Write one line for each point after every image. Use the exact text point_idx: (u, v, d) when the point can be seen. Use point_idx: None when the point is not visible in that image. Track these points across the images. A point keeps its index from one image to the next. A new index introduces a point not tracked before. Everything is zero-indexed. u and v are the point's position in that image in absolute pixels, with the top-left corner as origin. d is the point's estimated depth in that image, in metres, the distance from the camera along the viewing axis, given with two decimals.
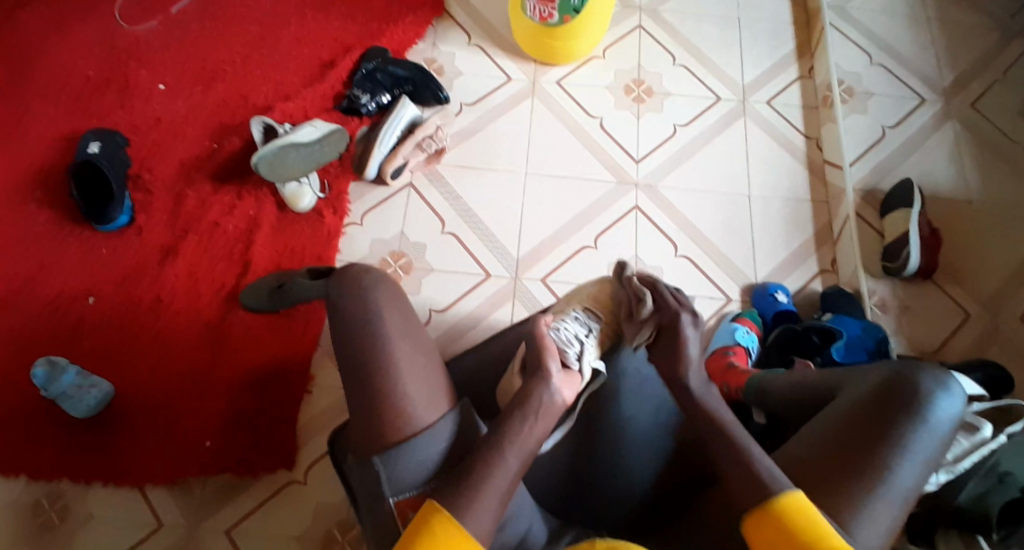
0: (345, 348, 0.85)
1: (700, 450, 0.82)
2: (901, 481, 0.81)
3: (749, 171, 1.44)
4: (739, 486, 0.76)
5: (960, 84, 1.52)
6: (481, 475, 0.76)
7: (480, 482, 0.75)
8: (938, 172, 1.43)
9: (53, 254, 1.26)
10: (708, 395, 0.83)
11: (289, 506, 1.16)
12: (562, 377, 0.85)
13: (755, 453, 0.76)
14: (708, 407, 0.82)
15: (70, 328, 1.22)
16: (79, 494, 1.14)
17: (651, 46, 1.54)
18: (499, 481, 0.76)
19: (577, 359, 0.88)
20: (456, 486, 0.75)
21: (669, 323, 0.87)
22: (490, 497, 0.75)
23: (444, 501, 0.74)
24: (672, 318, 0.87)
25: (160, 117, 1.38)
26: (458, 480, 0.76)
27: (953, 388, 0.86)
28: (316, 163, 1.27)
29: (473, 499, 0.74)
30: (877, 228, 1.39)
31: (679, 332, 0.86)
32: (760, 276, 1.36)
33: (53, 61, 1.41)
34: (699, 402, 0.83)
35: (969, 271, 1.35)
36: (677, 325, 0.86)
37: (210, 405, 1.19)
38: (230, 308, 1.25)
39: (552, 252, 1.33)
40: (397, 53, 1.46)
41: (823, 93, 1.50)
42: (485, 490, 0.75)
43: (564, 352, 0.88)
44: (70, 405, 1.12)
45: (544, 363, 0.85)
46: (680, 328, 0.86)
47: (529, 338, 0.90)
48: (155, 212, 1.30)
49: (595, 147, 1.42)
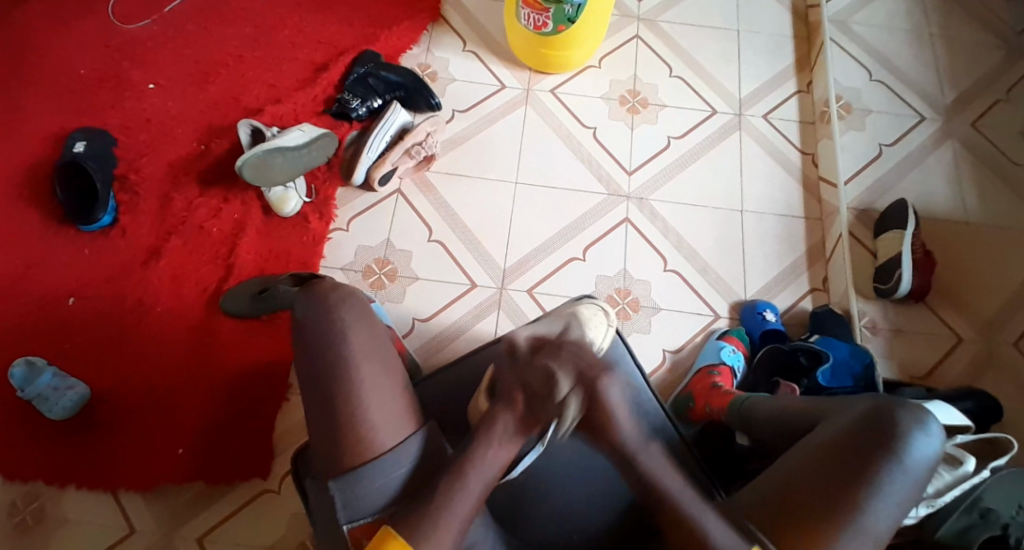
0: (308, 368, 0.86)
1: (660, 484, 0.81)
2: (871, 524, 0.80)
3: (742, 186, 1.42)
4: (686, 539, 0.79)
5: (961, 103, 1.49)
6: (438, 503, 0.77)
7: (439, 510, 0.76)
8: (935, 193, 1.41)
9: (37, 253, 1.26)
10: (645, 456, 0.81)
11: (263, 514, 1.15)
12: (517, 424, 0.81)
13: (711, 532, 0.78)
14: (652, 477, 0.81)
15: (51, 328, 1.21)
16: (54, 497, 1.13)
17: (647, 57, 1.52)
18: (459, 508, 0.77)
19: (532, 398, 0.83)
20: (414, 513, 0.76)
21: (589, 380, 0.78)
22: (449, 527, 0.76)
23: (400, 528, 0.75)
24: (591, 383, 0.78)
25: (149, 116, 1.37)
26: (413, 510, 0.77)
27: (932, 426, 0.84)
28: (302, 168, 1.26)
29: (427, 528, 0.75)
30: (870, 248, 1.37)
31: (604, 393, 0.78)
32: (749, 294, 1.34)
33: (45, 57, 1.41)
34: (640, 467, 0.81)
35: (964, 295, 1.33)
36: (595, 384, 0.78)
37: (188, 409, 1.18)
38: (212, 311, 1.24)
39: (539, 263, 1.31)
40: (390, 57, 1.45)
41: (821, 108, 1.48)
42: (442, 520, 0.76)
43: (521, 396, 0.82)
44: (44, 409, 1.13)
45: (512, 393, 0.81)
46: (605, 390, 0.78)
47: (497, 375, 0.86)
48: (140, 212, 1.30)
49: (587, 158, 1.41)
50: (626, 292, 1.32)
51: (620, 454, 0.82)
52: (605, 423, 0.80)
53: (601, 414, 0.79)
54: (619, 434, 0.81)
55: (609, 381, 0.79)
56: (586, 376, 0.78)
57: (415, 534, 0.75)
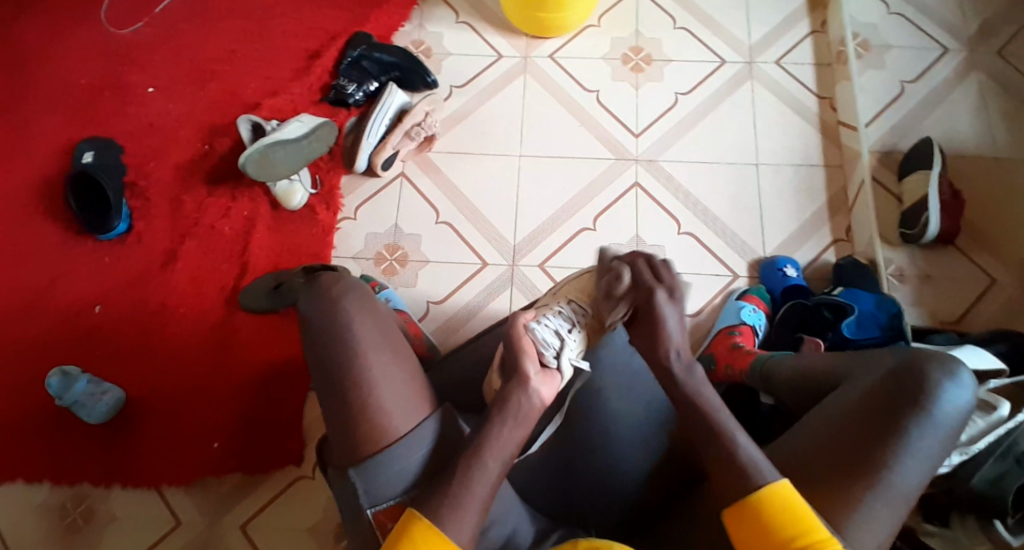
0: (318, 362, 0.87)
1: None
2: (903, 482, 0.76)
3: (757, 138, 1.37)
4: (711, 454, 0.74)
5: (987, 28, 1.41)
6: (460, 481, 0.76)
7: (460, 492, 0.75)
8: (962, 128, 1.33)
9: (60, 265, 1.30)
10: (667, 410, 0.79)
11: (301, 499, 1.18)
12: (539, 376, 0.82)
13: (739, 443, 0.73)
14: (691, 391, 0.77)
15: (81, 337, 1.25)
16: (102, 497, 1.18)
17: (648, 10, 1.46)
18: (480, 489, 0.76)
19: (555, 358, 0.85)
20: (437, 496, 0.75)
21: (644, 295, 0.81)
22: (471, 509, 0.75)
23: (424, 510, 0.75)
24: (646, 296, 0.81)
25: (152, 120, 1.38)
26: (433, 492, 0.76)
27: (963, 378, 0.80)
28: (305, 159, 1.26)
29: (450, 508, 0.74)
30: (894, 192, 1.31)
31: (656, 309, 0.80)
32: (769, 251, 1.30)
33: (47, 70, 1.43)
34: (682, 387, 0.78)
35: (997, 234, 1.27)
36: (651, 298, 0.80)
37: (218, 405, 1.21)
38: (231, 309, 1.27)
39: (550, 236, 1.30)
40: (383, 37, 1.42)
41: (837, 48, 1.41)
42: (464, 502, 0.75)
43: (540, 352, 0.85)
44: (84, 414, 1.17)
45: (521, 365, 0.82)
46: (657, 304, 0.80)
47: (506, 339, 0.86)
48: (153, 217, 1.32)
49: (593, 124, 1.37)
50: None
51: (666, 377, 0.79)
52: (653, 329, 0.80)
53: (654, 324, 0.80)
54: (667, 346, 0.79)
55: (665, 299, 0.80)
56: (642, 288, 0.81)
57: (438, 516, 0.74)
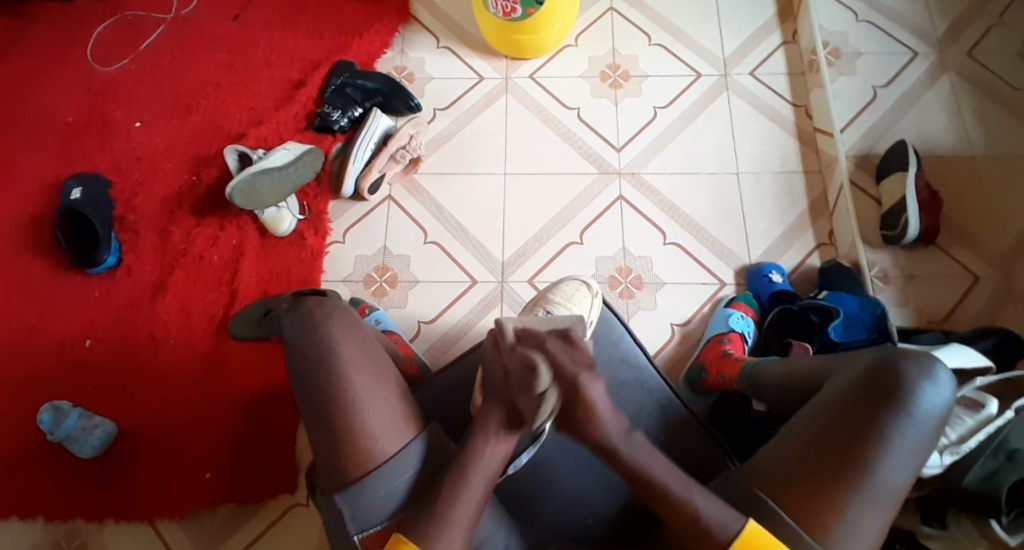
0: (302, 383, 0.87)
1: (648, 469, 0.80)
2: (885, 483, 0.78)
3: (736, 147, 1.39)
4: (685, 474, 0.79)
5: (953, 32, 1.45)
6: (447, 502, 0.77)
7: (447, 512, 0.76)
8: (935, 130, 1.37)
9: (50, 300, 1.30)
10: None
11: (296, 527, 1.17)
12: (524, 391, 0.82)
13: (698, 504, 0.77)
14: (637, 464, 0.80)
15: (71, 371, 1.25)
16: (95, 533, 1.17)
17: (624, 28, 1.50)
18: (465, 507, 0.77)
19: None
20: (423, 516, 0.76)
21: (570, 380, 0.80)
22: (457, 529, 0.76)
23: (410, 534, 0.75)
24: (572, 384, 0.80)
25: (139, 154, 1.40)
26: (422, 512, 0.77)
27: (940, 375, 0.81)
28: (293, 185, 1.27)
29: (438, 530, 0.75)
30: (874, 195, 1.34)
31: (585, 390, 0.80)
32: (753, 258, 1.32)
33: (33, 109, 1.44)
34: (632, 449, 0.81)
35: (976, 232, 1.29)
36: (579, 386, 0.80)
37: (210, 435, 1.21)
38: (221, 337, 1.27)
39: (538, 251, 1.31)
40: (365, 64, 1.45)
41: (809, 57, 1.44)
42: (450, 522, 0.76)
43: (513, 393, 0.82)
44: (76, 449, 1.16)
45: (505, 382, 0.82)
46: (586, 388, 0.81)
47: (484, 364, 0.88)
48: (142, 249, 1.33)
49: (575, 140, 1.40)
50: (628, 270, 1.31)
51: (603, 449, 0.82)
52: (585, 412, 0.81)
53: (584, 411, 0.81)
54: (603, 428, 0.81)
55: (590, 378, 0.81)
56: (566, 377, 0.80)
57: (425, 538, 0.75)
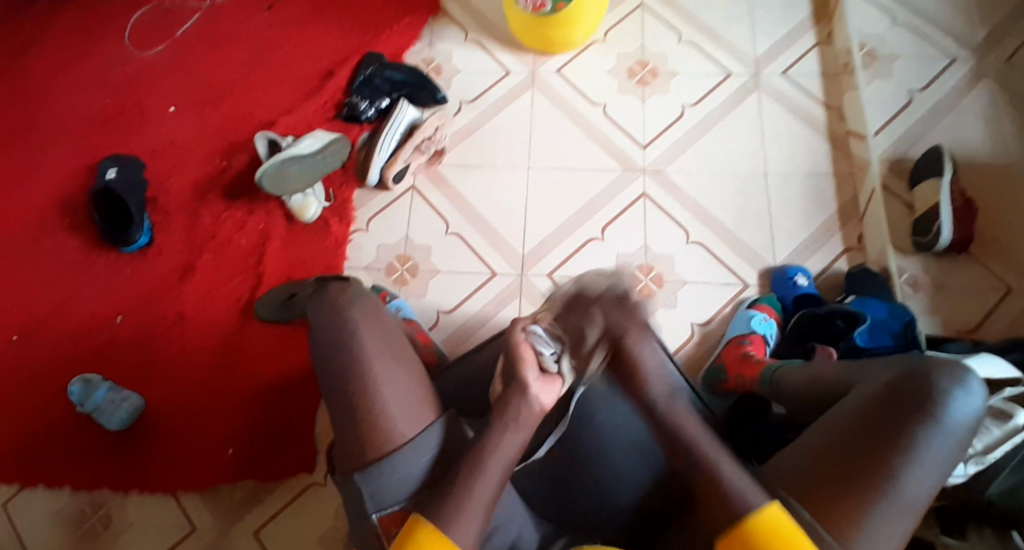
0: (326, 367, 0.89)
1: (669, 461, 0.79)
2: (912, 490, 0.75)
3: (764, 148, 1.37)
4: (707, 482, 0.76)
5: (994, 37, 1.41)
6: (463, 487, 0.77)
7: (462, 497, 0.76)
8: (972, 136, 1.33)
9: (83, 278, 1.34)
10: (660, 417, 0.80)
11: (312, 506, 1.19)
12: (540, 383, 0.83)
13: (724, 477, 0.75)
14: (674, 422, 0.81)
15: (101, 347, 1.29)
16: (119, 502, 1.20)
17: (653, 25, 1.49)
18: (482, 492, 0.77)
19: (555, 361, 0.84)
20: (440, 499, 0.76)
21: (616, 338, 0.83)
22: (473, 514, 0.75)
23: (426, 516, 0.75)
24: (619, 341, 0.83)
25: (174, 139, 1.43)
26: (438, 496, 0.77)
27: (972, 385, 0.79)
28: (320, 172, 1.30)
29: (455, 514, 0.75)
30: (906, 201, 1.31)
31: (633, 349, 0.83)
32: (779, 260, 1.30)
33: (75, 93, 1.49)
34: None
35: (1013, 242, 1.25)
36: (625, 344, 0.83)
37: (231, 415, 1.23)
38: (246, 319, 1.29)
39: (558, 246, 1.31)
40: (394, 56, 1.47)
41: (843, 58, 1.42)
42: (465, 505, 0.76)
43: (539, 356, 0.84)
44: (104, 421, 1.20)
45: (520, 372, 0.82)
46: (632, 346, 0.83)
47: (506, 348, 0.86)
48: (173, 231, 1.36)
49: (600, 137, 1.39)
50: (649, 268, 1.30)
51: (647, 408, 0.83)
52: (632, 371, 0.83)
53: (633, 370, 0.83)
54: (647, 387, 0.83)
55: (638, 339, 0.84)
56: (616, 330, 0.83)
57: (442, 520, 0.74)
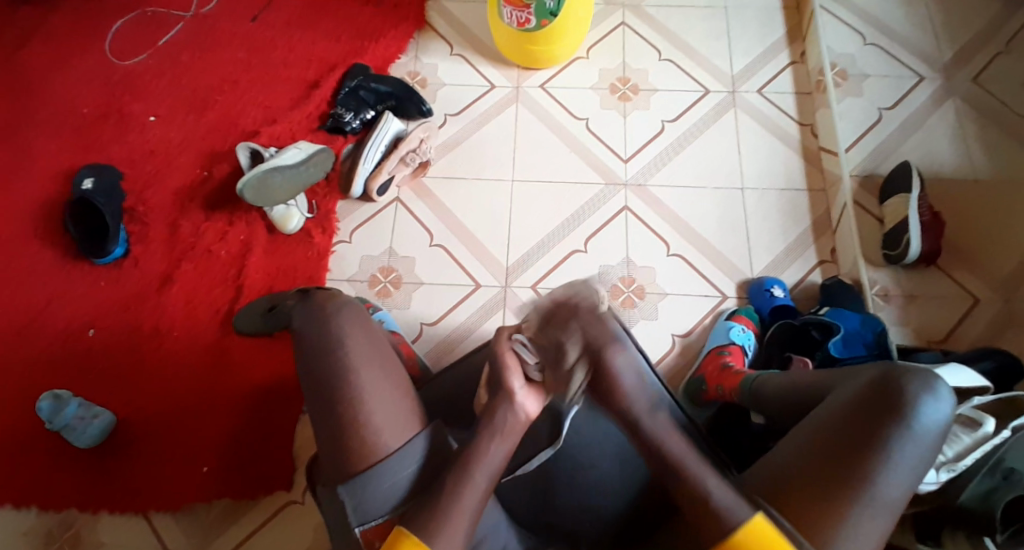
0: (310, 376, 0.88)
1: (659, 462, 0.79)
2: (886, 493, 0.77)
3: (742, 162, 1.41)
4: (689, 491, 0.77)
5: (960, 59, 1.47)
6: (449, 498, 0.77)
7: (448, 507, 0.76)
8: (939, 153, 1.38)
9: (57, 288, 1.31)
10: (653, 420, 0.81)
11: (289, 525, 1.17)
12: (524, 391, 0.83)
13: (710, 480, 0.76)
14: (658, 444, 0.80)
15: (74, 359, 1.25)
16: (89, 523, 1.17)
17: (635, 42, 1.52)
18: (467, 503, 0.77)
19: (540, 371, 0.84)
20: (426, 511, 0.76)
21: (596, 352, 0.79)
22: (458, 525, 0.76)
23: (412, 527, 0.75)
24: (598, 356, 0.79)
25: (152, 147, 1.41)
26: (423, 506, 0.77)
27: (941, 391, 0.82)
28: (302, 184, 1.29)
29: (441, 524, 0.75)
30: (877, 215, 1.35)
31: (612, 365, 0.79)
32: (756, 272, 1.33)
33: (50, 99, 1.46)
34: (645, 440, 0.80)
35: (979, 256, 1.30)
36: (603, 355, 0.79)
37: (210, 429, 1.21)
38: (226, 330, 1.27)
39: (543, 257, 1.32)
40: (379, 68, 1.47)
41: (816, 77, 1.47)
42: (450, 516, 0.76)
43: (524, 365, 0.84)
44: (72, 439, 1.17)
45: (506, 380, 0.83)
46: (611, 360, 0.79)
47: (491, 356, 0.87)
48: (151, 241, 1.34)
49: (583, 150, 1.41)
50: (631, 280, 1.32)
51: (627, 422, 0.82)
52: (609, 386, 0.80)
53: (609, 382, 0.80)
54: (625, 400, 0.81)
55: (616, 352, 0.79)
56: (593, 346, 0.78)
57: (427, 531, 0.75)
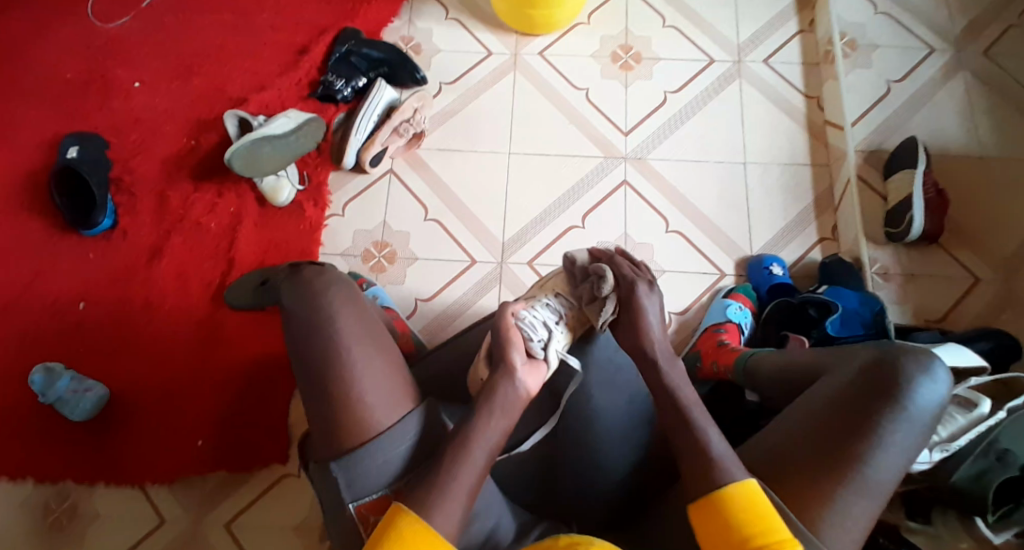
0: (302, 353, 0.86)
1: None
2: (879, 473, 0.76)
3: (745, 136, 1.38)
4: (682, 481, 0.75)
5: (973, 29, 1.42)
6: (448, 473, 0.75)
7: (445, 483, 0.74)
8: (946, 128, 1.35)
9: (45, 261, 1.29)
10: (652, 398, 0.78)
11: (286, 497, 1.18)
12: (525, 368, 0.82)
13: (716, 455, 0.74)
14: None
15: (65, 333, 1.24)
16: (86, 495, 1.17)
17: (638, 8, 1.47)
18: (466, 477, 0.75)
19: (542, 349, 0.85)
20: (424, 484, 0.74)
21: (629, 287, 0.88)
22: (457, 499, 0.73)
23: (410, 502, 0.73)
24: (629, 289, 0.88)
25: (138, 115, 1.37)
26: (422, 481, 0.75)
27: (937, 372, 0.80)
28: (293, 154, 1.25)
29: (439, 499, 0.73)
30: (880, 192, 1.32)
31: (639, 302, 0.87)
32: (755, 249, 1.31)
33: (32, 64, 1.41)
34: (647, 405, 0.79)
35: (981, 234, 1.29)
36: (634, 287, 0.88)
37: (202, 403, 1.21)
38: (217, 305, 1.26)
39: (539, 233, 1.30)
40: (371, 32, 1.42)
41: (824, 47, 1.42)
42: (448, 491, 0.74)
43: (528, 342, 0.85)
44: (67, 412, 1.16)
45: (509, 356, 0.82)
46: (640, 299, 0.87)
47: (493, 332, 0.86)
48: (139, 212, 1.31)
49: (582, 122, 1.37)
50: None
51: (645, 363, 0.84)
52: (635, 320, 0.86)
53: (634, 312, 0.87)
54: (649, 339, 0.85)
55: (646, 291, 0.88)
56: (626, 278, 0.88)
57: (425, 506, 0.72)
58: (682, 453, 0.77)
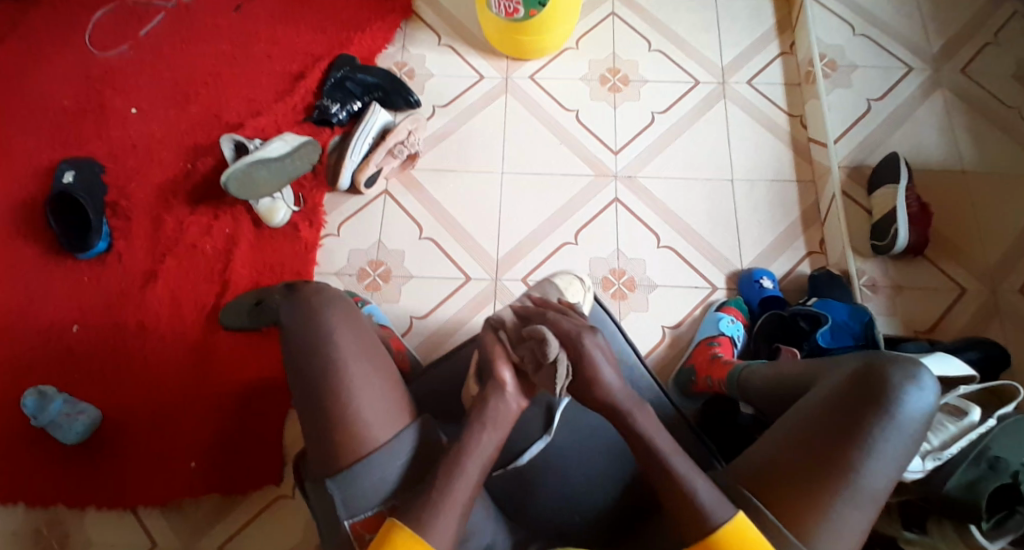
0: (298, 369, 0.86)
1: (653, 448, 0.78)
2: (868, 483, 0.76)
3: (731, 153, 1.41)
4: (673, 493, 0.75)
5: (948, 50, 1.48)
6: (441, 487, 0.75)
7: (440, 499, 0.74)
8: (927, 144, 1.39)
9: (40, 284, 1.29)
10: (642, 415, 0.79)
11: (280, 519, 1.16)
12: (514, 384, 0.82)
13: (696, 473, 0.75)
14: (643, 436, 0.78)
15: (58, 356, 1.24)
16: (77, 521, 1.16)
17: (624, 33, 1.51)
18: (460, 493, 0.75)
19: (528, 360, 0.84)
20: (420, 501, 0.74)
21: (573, 338, 0.81)
22: (452, 512, 0.73)
23: (403, 517, 0.73)
24: (574, 340, 0.81)
25: (136, 141, 1.39)
26: (416, 499, 0.74)
27: (925, 380, 0.80)
28: (289, 176, 1.27)
29: (434, 514, 0.73)
30: (866, 206, 1.35)
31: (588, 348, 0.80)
32: (745, 264, 1.33)
33: (32, 92, 1.44)
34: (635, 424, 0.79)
35: (965, 247, 1.31)
36: (580, 340, 0.81)
37: (194, 427, 1.19)
38: (212, 327, 1.26)
39: (532, 251, 1.31)
40: (366, 58, 1.45)
41: (805, 68, 1.47)
42: (444, 505, 0.74)
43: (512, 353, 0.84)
44: (60, 435, 1.15)
45: (497, 369, 0.82)
46: (588, 347, 0.81)
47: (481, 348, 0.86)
48: (134, 236, 1.32)
49: (573, 143, 1.40)
50: (621, 273, 1.31)
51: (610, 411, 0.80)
52: (591, 377, 0.80)
53: (589, 371, 0.80)
54: (609, 388, 0.80)
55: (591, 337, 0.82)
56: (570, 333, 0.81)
57: (419, 522, 0.72)
58: (675, 457, 0.77)
